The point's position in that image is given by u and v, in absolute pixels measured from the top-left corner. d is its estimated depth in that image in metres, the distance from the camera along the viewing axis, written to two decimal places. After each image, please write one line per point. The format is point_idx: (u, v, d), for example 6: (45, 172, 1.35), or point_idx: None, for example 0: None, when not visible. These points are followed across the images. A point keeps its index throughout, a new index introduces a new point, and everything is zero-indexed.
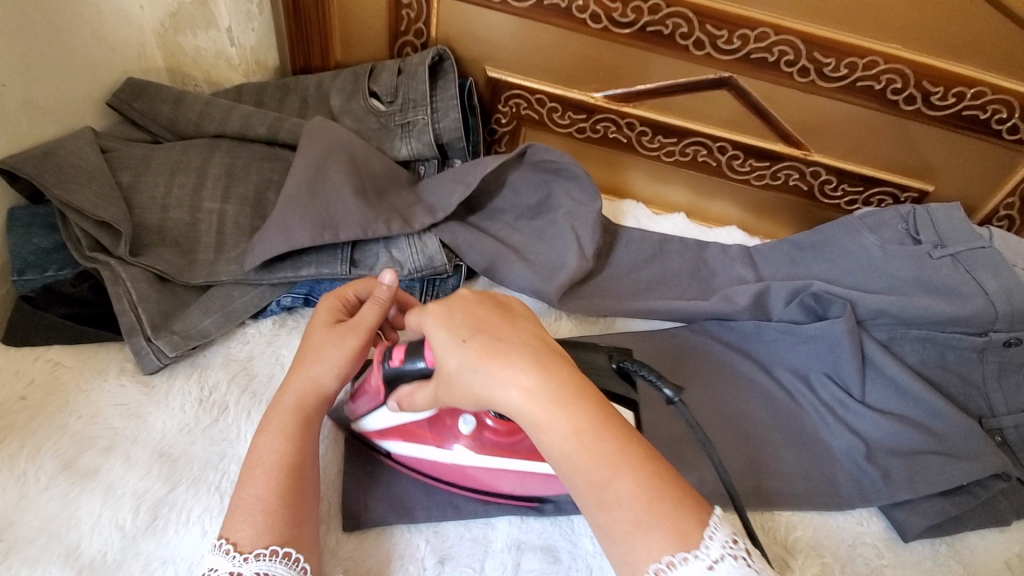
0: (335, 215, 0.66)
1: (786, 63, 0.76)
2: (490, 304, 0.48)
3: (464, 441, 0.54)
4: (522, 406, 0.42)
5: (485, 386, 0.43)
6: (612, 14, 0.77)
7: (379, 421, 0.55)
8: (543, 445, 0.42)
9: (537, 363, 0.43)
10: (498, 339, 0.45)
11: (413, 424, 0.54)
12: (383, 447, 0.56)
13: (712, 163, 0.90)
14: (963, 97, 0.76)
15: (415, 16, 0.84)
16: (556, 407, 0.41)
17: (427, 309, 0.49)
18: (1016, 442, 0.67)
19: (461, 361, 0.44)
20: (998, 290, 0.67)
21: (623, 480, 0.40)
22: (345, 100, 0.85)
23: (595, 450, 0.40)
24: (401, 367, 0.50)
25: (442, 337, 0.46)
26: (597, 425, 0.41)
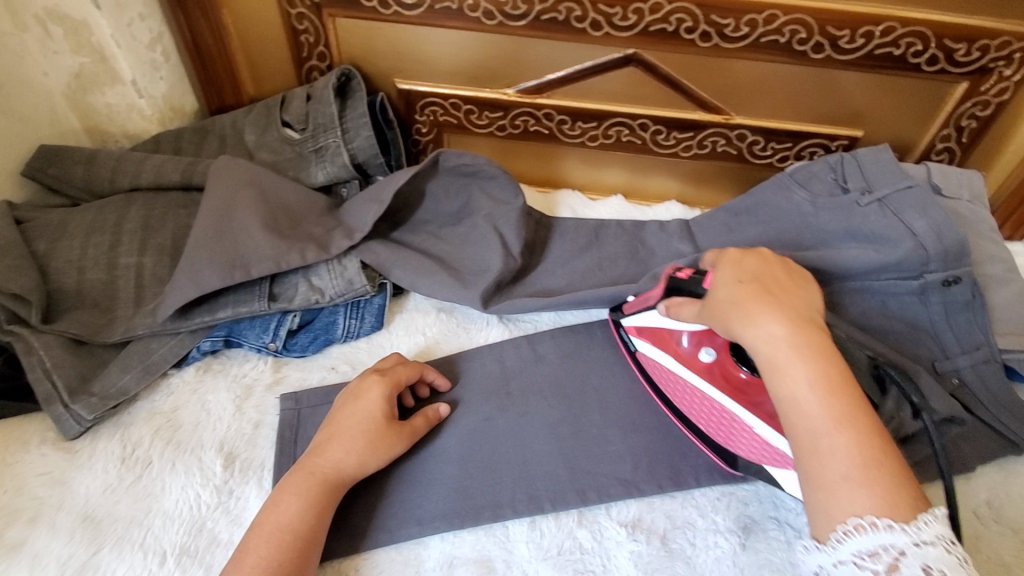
0: (246, 253, 0.66)
1: (686, 31, 0.75)
2: (777, 263, 0.53)
3: (702, 366, 0.58)
4: (767, 347, 0.46)
5: (737, 318, 0.48)
6: (504, 8, 0.76)
7: (645, 321, 0.63)
8: (776, 384, 0.45)
9: (791, 313, 0.47)
10: (767, 290, 0.49)
11: (668, 334, 0.61)
12: (636, 342, 0.65)
13: (638, 142, 0.88)
14: (873, 37, 0.72)
15: (314, 40, 0.84)
16: (799, 356, 0.44)
17: (724, 255, 0.56)
18: (973, 382, 0.65)
19: (727, 295, 0.50)
20: (928, 231, 0.65)
21: (842, 435, 0.42)
22: (259, 133, 0.85)
23: (824, 403, 0.43)
24: (686, 283, 0.57)
25: (725, 274, 0.52)
26: (834, 383, 0.43)
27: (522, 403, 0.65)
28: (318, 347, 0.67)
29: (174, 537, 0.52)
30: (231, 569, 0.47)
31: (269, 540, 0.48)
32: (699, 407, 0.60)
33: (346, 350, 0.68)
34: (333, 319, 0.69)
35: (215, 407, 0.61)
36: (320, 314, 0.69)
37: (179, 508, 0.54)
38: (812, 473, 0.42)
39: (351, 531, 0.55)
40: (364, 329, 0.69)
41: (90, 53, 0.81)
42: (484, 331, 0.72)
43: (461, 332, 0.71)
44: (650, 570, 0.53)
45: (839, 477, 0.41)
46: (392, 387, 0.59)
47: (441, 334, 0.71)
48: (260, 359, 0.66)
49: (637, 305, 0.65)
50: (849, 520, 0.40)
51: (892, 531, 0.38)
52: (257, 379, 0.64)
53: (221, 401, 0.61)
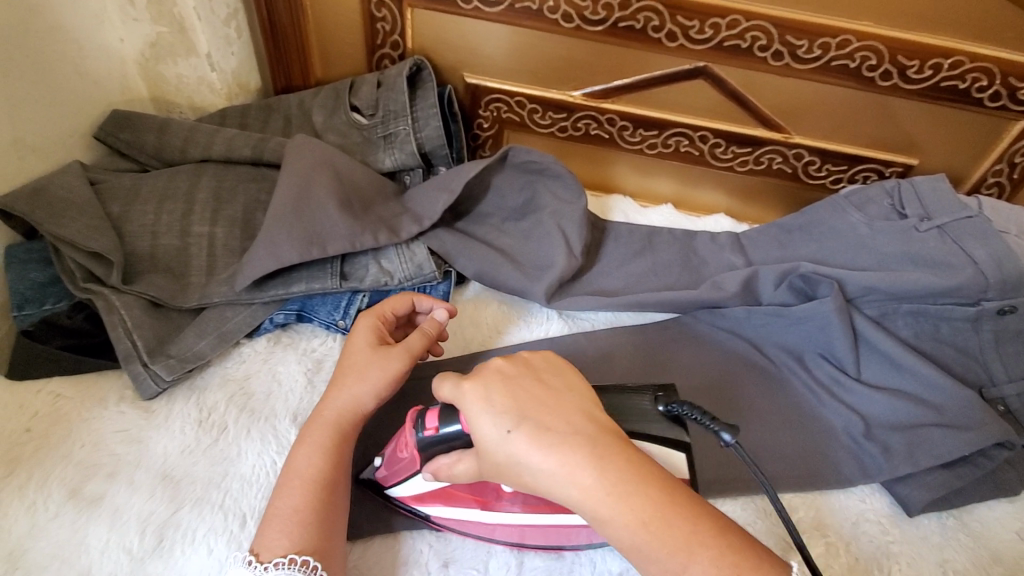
0: (321, 230, 0.67)
1: (760, 49, 0.77)
2: (528, 378, 0.46)
3: (508, 498, 0.52)
4: (583, 502, 0.41)
5: (544, 476, 0.41)
6: (583, 12, 0.78)
7: (414, 487, 0.53)
8: (611, 533, 0.41)
9: (587, 447, 0.41)
10: (543, 430, 0.42)
11: (453, 487, 0.53)
12: (421, 511, 0.54)
13: (695, 153, 0.90)
14: (940, 68, 0.75)
15: (390, 28, 0.85)
16: (616, 498, 0.40)
17: (461, 381, 0.46)
18: (1020, 410, 0.66)
19: (508, 451, 0.42)
20: (988, 260, 0.67)
21: (698, 562, 0.39)
22: (327, 116, 0.86)
23: (663, 538, 0.39)
24: (439, 436, 0.48)
25: (488, 422, 0.44)
26: (658, 510, 0.40)
27: None
28: None
29: (252, 501, 0.53)
30: (267, 526, 0.47)
31: (308, 496, 0.48)
32: (529, 532, 0.53)
33: None
34: None
35: (287, 379, 0.62)
36: (387, 296, 0.70)
37: (255, 473, 0.55)
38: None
39: (421, 507, 0.56)
40: None
41: (169, 23, 0.82)
42: (543, 325, 0.73)
43: (520, 325, 0.73)
44: None
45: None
46: (377, 321, 0.60)
47: (502, 324, 0.72)
48: (329, 336, 0.67)
49: (391, 465, 0.53)
50: None
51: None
52: (326, 355, 0.65)
53: (292, 373, 0.62)
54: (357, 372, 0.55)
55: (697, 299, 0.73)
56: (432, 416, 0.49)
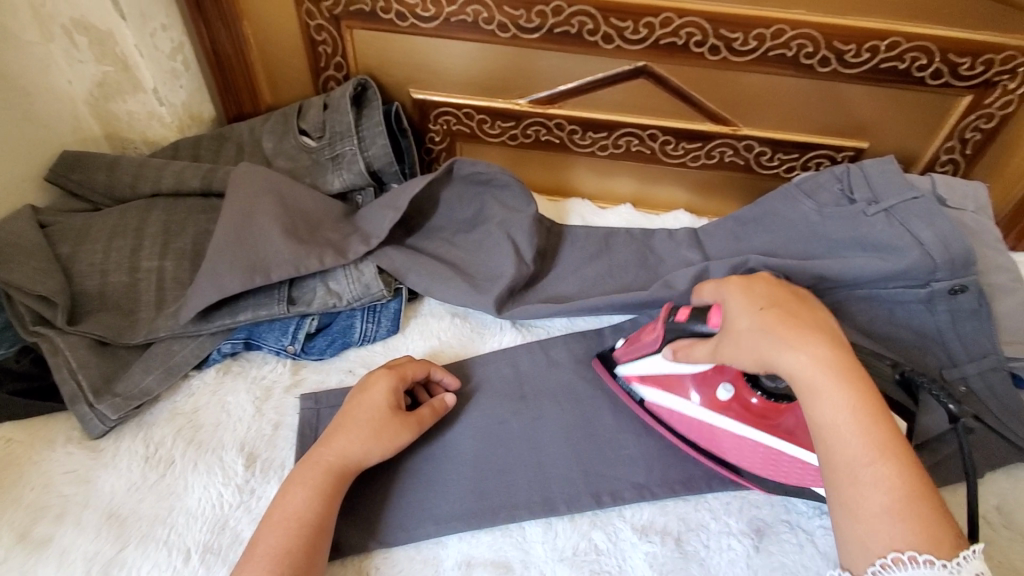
0: (266, 257, 0.67)
1: (696, 44, 0.77)
2: (786, 288, 0.52)
3: (722, 406, 0.57)
4: (805, 371, 0.45)
5: (771, 346, 0.47)
6: (518, 21, 0.78)
7: (645, 368, 0.61)
8: (813, 411, 0.45)
9: (833, 338, 0.46)
10: (795, 314, 0.48)
11: (677, 378, 0.59)
12: (638, 392, 0.63)
13: (647, 151, 0.90)
14: (878, 51, 0.74)
15: (332, 50, 0.86)
16: (841, 382, 0.44)
17: (722, 283, 0.54)
18: (980, 390, 0.66)
19: (753, 323, 0.49)
20: (935, 241, 0.66)
21: (881, 466, 0.42)
22: (276, 141, 0.87)
23: (864, 431, 0.43)
24: (685, 323, 0.57)
25: (741, 303, 0.51)
26: (872, 408, 0.44)
27: (536, 409, 0.65)
28: (335, 349, 0.69)
29: (198, 535, 0.53)
30: (244, 558, 0.48)
31: (283, 533, 0.49)
32: (729, 445, 0.58)
33: (363, 353, 0.69)
34: (350, 323, 0.70)
35: (236, 409, 0.62)
36: (337, 318, 0.70)
37: (202, 506, 0.55)
38: (851, 506, 0.42)
39: (368, 528, 0.56)
40: (380, 332, 0.71)
41: (113, 62, 0.82)
42: (496, 335, 0.73)
43: (474, 337, 0.72)
44: (665, 570, 0.54)
45: (884, 512, 0.41)
46: (400, 381, 0.60)
47: (455, 338, 0.72)
48: (279, 361, 0.67)
49: (634, 345, 0.63)
50: (888, 553, 0.40)
51: (932, 565, 0.39)
52: (276, 381, 0.65)
53: (241, 402, 0.63)
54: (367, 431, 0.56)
55: (649, 299, 0.73)
56: (685, 309, 0.57)
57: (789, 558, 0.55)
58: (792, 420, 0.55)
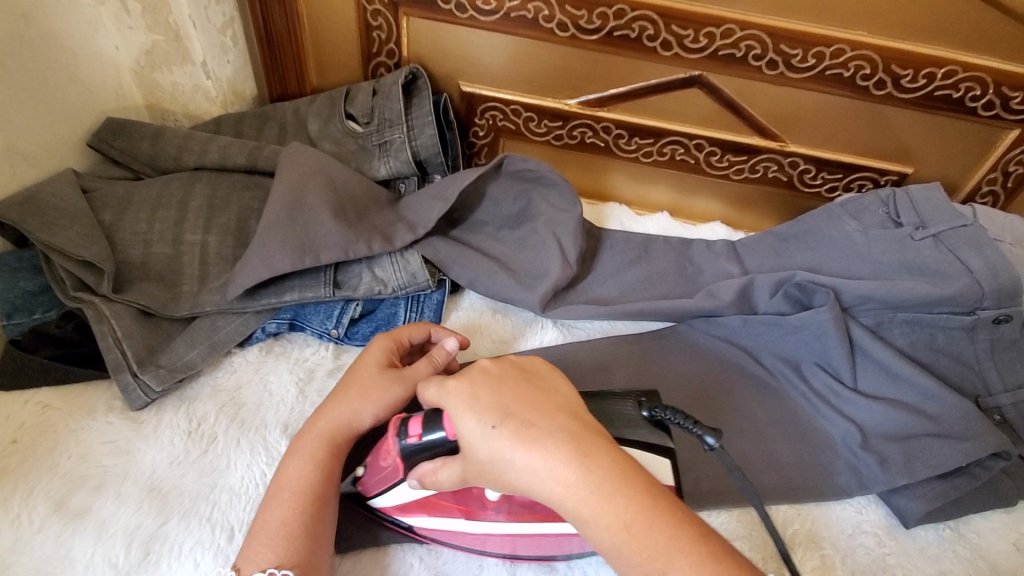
0: (315, 239, 0.67)
1: (754, 58, 0.77)
2: (522, 382, 0.47)
3: (492, 505, 0.52)
4: (560, 495, 0.40)
5: (523, 474, 0.41)
6: (578, 22, 0.78)
7: (397, 499, 0.52)
8: (586, 534, 0.40)
9: (571, 451, 0.41)
10: (532, 423, 0.43)
11: (437, 496, 0.52)
12: (403, 523, 0.53)
13: (691, 161, 0.90)
14: (934, 78, 0.75)
15: (386, 37, 0.85)
16: (601, 498, 0.40)
17: (449, 383, 0.47)
18: (1016, 420, 0.66)
19: (492, 450, 0.42)
20: (983, 268, 0.66)
21: (677, 566, 0.38)
22: (322, 124, 0.86)
23: (642, 546, 0.39)
24: (426, 440, 0.48)
25: (472, 422, 0.44)
26: (643, 512, 0.39)
27: None
28: (378, 336, 0.68)
29: (241, 514, 0.52)
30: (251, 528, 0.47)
31: (295, 509, 0.47)
32: (513, 543, 0.53)
33: None
34: (393, 311, 0.69)
35: (278, 389, 0.62)
36: (381, 305, 0.70)
37: (244, 485, 0.54)
38: None
39: None
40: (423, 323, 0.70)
41: (164, 32, 0.81)
42: (537, 334, 0.73)
43: (515, 334, 0.72)
44: None
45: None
46: (393, 342, 0.59)
47: (496, 334, 0.72)
48: (322, 345, 0.66)
49: (370, 475, 0.52)
50: None
51: None
52: (319, 364, 0.64)
53: (284, 383, 0.62)
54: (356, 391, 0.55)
55: (692, 308, 0.73)
56: (416, 422, 0.49)
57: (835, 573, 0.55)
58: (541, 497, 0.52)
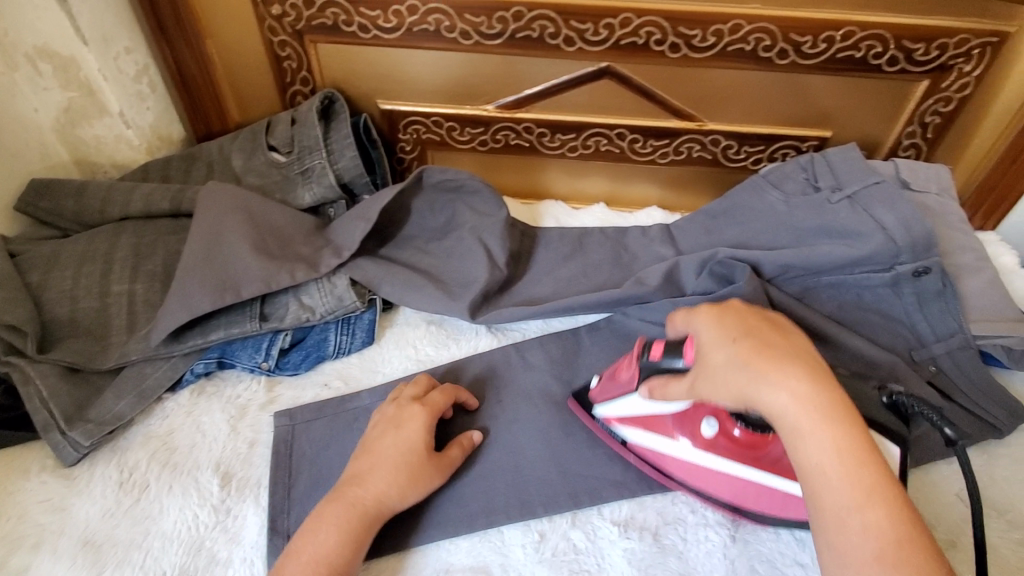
0: (236, 275, 0.68)
1: (656, 43, 0.77)
2: (756, 314, 0.49)
3: (709, 444, 0.55)
4: (789, 409, 0.42)
5: (749, 382, 0.44)
6: (480, 28, 0.78)
7: (625, 409, 0.59)
8: (793, 451, 0.42)
9: (813, 373, 0.43)
10: (771, 346, 0.45)
11: (659, 416, 0.57)
12: (620, 433, 0.61)
13: (616, 151, 0.91)
14: (834, 41, 0.75)
15: (297, 65, 0.86)
16: (825, 423, 0.42)
17: (696, 309, 0.52)
18: (950, 369, 0.67)
19: (729, 356, 0.45)
20: (896, 224, 0.67)
21: (873, 510, 0.39)
22: (246, 158, 0.87)
23: (851, 475, 0.40)
24: (660, 362, 0.53)
25: (713, 334, 0.48)
26: (856, 449, 0.41)
27: (513, 414, 0.65)
28: (310, 364, 0.68)
29: (173, 558, 0.53)
30: None
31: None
32: (703, 477, 0.56)
33: (339, 366, 0.69)
34: (324, 336, 0.70)
35: (211, 429, 0.63)
36: (311, 332, 0.70)
37: (176, 529, 0.55)
38: (841, 553, 0.39)
39: None
40: (355, 344, 0.70)
41: (78, 88, 0.82)
42: (473, 341, 0.73)
43: (450, 343, 0.72)
44: (642, 566, 0.54)
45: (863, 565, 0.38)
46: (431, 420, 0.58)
47: (432, 346, 0.72)
48: (253, 379, 0.67)
49: (608, 384, 0.60)
50: None
51: None
52: (251, 400, 0.65)
53: (216, 422, 0.63)
54: (403, 473, 0.54)
55: (621, 297, 0.73)
56: (660, 345, 0.53)
57: (767, 544, 0.55)
58: (778, 448, 0.54)
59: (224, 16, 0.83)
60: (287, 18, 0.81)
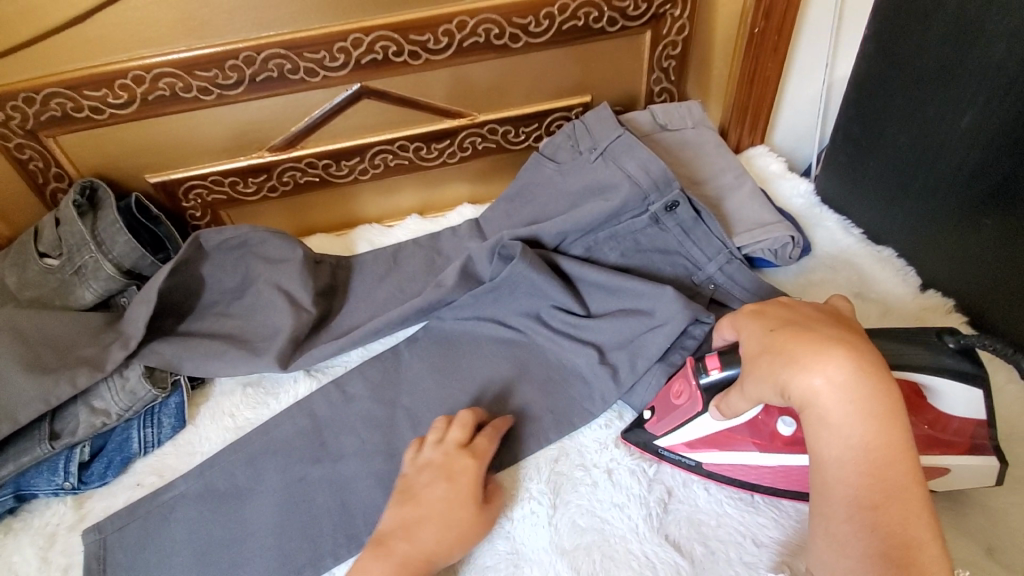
0: (9, 402, 0.64)
1: (395, 55, 0.79)
2: (813, 310, 0.50)
3: (787, 442, 0.54)
4: (822, 395, 0.43)
5: (784, 368, 0.45)
6: (216, 81, 0.77)
7: (691, 434, 0.57)
8: (819, 441, 0.44)
9: (857, 369, 0.43)
10: (812, 332, 0.46)
11: (732, 430, 0.56)
12: (692, 458, 0.58)
13: (406, 162, 0.92)
14: (554, 16, 0.80)
15: (43, 164, 0.81)
16: (857, 415, 0.42)
17: (741, 310, 0.53)
18: (725, 282, 0.72)
19: (765, 347, 0.47)
20: (638, 169, 0.73)
21: (892, 505, 0.41)
22: (18, 273, 0.80)
23: (874, 466, 0.42)
24: (720, 377, 0.53)
25: (755, 329, 0.49)
26: (886, 443, 0.42)
27: (337, 448, 0.66)
28: (117, 469, 0.66)
29: None
30: None
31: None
32: (790, 476, 0.56)
33: (151, 461, 0.67)
34: (127, 435, 0.67)
35: (22, 567, 0.60)
36: (112, 435, 0.68)
37: None
38: (833, 532, 0.43)
39: None
40: (164, 434, 0.68)
41: None
42: (291, 390, 0.72)
43: (269, 400, 0.71)
44: (471, 559, 0.56)
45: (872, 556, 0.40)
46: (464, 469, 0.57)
47: (249, 409, 0.70)
48: (60, 503, 0.64)
49: (662, 413, 0.59)
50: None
51: None
52: (59, 524, 0.63)
53: (25, 559, 0.60)
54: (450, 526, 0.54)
55: (427, 304, 0.74)
56: (712, 359, 0.53)
57: (583, 499, 0.59)
58: None
59: None
60: (9, 119, 0.77)
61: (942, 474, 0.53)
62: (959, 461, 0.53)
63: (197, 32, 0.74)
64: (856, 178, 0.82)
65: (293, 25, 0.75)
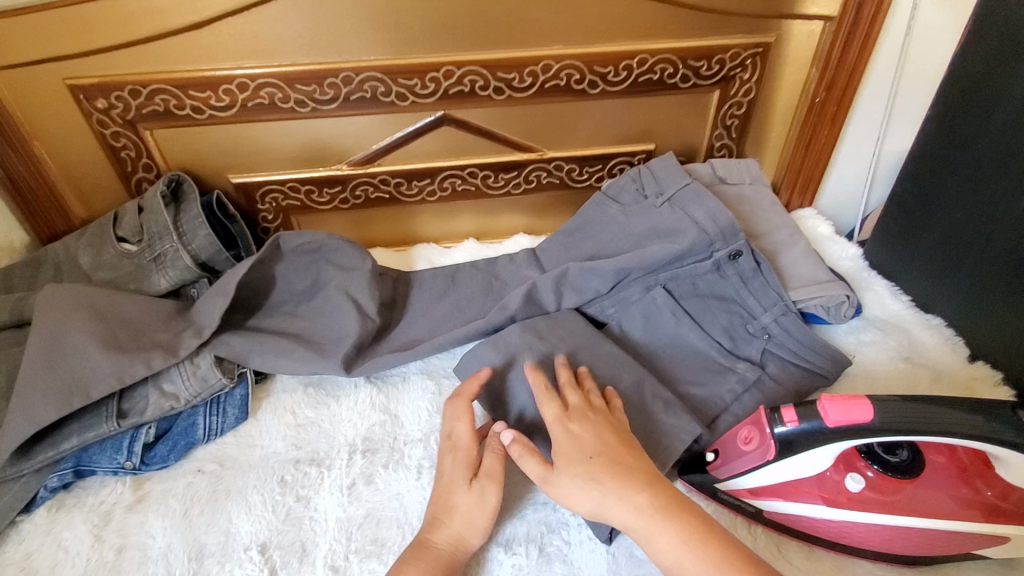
0: (84, 376, 0.66)
1: (481, 88, 0.85)
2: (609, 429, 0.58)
3: (852, 497, 0.57)
4: (633, 520, 0.51)
5: (600, 498, 0.53)
6: (314, 95, 0.82)
7: (757, 481, 0.59)
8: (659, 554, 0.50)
9: (643, 477, 0.53)
10: (619, 461, 0.54)
11: (799, 481, 0.58)
12: (756, 505, 0.60)
13: (472, 188, 0.96)
14: (632, 68, 0.86)
15: (136, 153, 0.86)
16: (660, 519, 0.51)
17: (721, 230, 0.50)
18: (779, 334, 0.74)
19: (583, 474, 0.54)
20: (705, 217, 0.77)
21: None
22: (95, 254, 0.83)
23: (702, 558, 0.48)
24: (800, 432, 0.54)
25: (573, 448, 0.56)
26: (689, 527, 0.50)
27: (399, 456, 0.67)
28: (178, 454, 0.67)
29: None
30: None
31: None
32: (851, 534, 0.57)
33: (212, 449, 0.68)
34: (192, 421, 0.69)
35: (74, 544, 0.60)
36: (177, 420, 0.69)
37: None
38: None
39: None
40: (227, 423, 0.70)
41: None
42: (352, 395, 0.73)
43: (329, 402, 0.72)
44: None
45: None
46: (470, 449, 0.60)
47: (309, 409, 0.72)
48: (118, 481, 0.65)
49: (726, 458, 0.60)
50: None
51: None
52: (116, 503, 0.63)
53: (79, 535, 0.61)
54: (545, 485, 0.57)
55: (490, 326, 0.76)
56: (792, 412, 0.55)
57: None
58: (914, 497, 0.57)
59: (49, 116, 0.81)
60: (115, 109, 0.81)
61: (1002, 542, 0.55)
62: (1018, 531, 0.54)
63: (305, 50, 0.79)
64: (908, 248, 0.85)
65: (393, 52, 0.81)
